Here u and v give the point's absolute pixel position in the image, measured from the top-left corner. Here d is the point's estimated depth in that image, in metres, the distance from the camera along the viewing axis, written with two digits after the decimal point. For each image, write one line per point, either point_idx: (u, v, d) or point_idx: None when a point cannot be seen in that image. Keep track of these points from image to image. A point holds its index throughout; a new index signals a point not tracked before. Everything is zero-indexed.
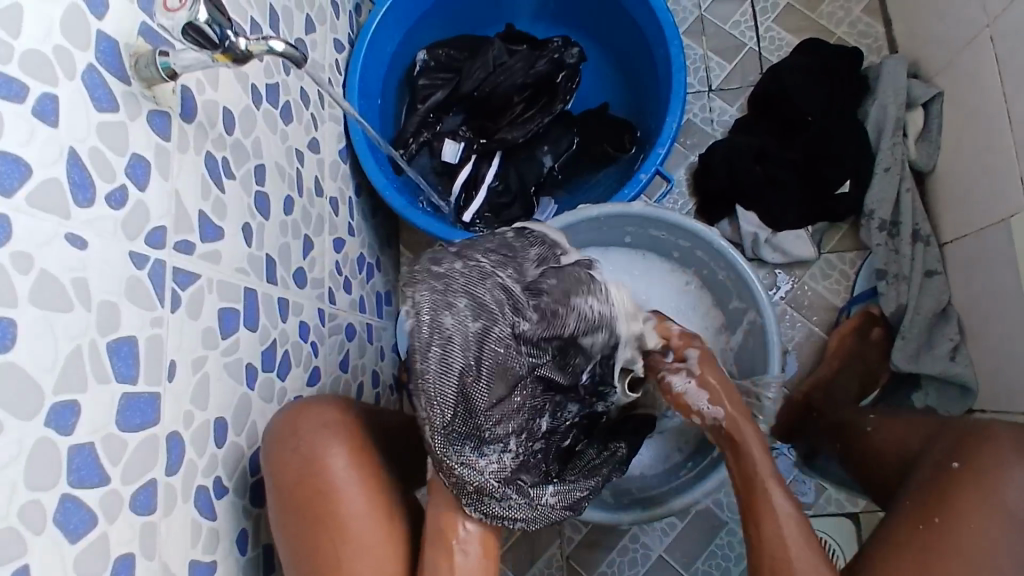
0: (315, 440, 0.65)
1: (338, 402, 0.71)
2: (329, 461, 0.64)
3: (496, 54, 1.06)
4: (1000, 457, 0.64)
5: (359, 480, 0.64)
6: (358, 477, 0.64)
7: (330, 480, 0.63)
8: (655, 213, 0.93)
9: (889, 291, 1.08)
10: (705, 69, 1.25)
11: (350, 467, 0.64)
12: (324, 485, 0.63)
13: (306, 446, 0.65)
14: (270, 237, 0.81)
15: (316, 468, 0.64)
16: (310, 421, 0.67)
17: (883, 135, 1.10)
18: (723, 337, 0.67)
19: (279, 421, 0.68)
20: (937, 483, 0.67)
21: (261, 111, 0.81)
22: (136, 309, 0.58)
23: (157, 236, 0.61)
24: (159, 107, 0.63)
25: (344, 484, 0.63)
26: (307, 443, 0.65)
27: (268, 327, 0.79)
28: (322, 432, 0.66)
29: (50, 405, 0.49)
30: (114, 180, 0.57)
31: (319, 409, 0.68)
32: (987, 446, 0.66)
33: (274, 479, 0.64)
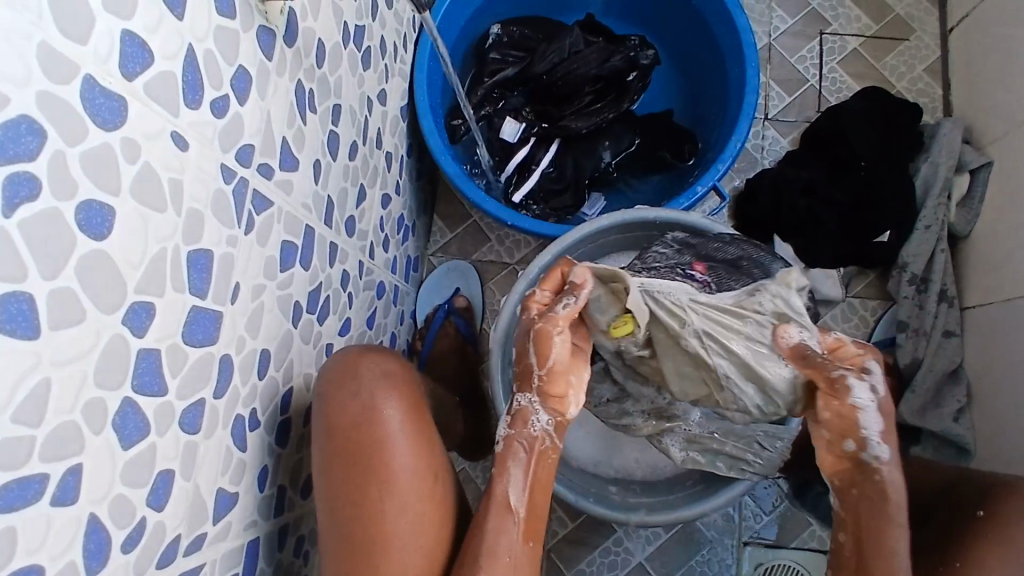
0: (375, 390, 0.65)
1: (392, 353, 0.73)
2: (387, 413, 0.65)
3: (572, 41, 1.04)
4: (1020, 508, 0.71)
5: (410, 435, 0.65)
6: (410, 433, 0.65)
7: (384, 429, 0.64)
8: (709, 226, 0.93)
9: (908, 344, 1.11)
10: (764, 97, 1.26)
11: (404, 423, 0.65)
12: (378, 435, 0.63)
13: (366, 394, 0.65)
14: (333, 179, 0.80)
15: (372, 415, 0.64)
16: (371, 370, 0.67)
17: (929, 194, 1.12)
18: (872, 369, 0.68)
19: (333, 363, 0.68)
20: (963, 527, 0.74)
21: (347, 50, 0.80)
22: (216, 224, 0.56)
23: (245, 154, 0.59)
24: (268, 24, 0.61)
25: (397, 437, 0.64)
26: (368, 392, 0.65)
27: (318, 269, 0.77)
28: (381, 380, 0.67)
29: (129, 303, 0.47)
30: (220, 88, 0.55)
31: (379, 360, 0.69)
32: (1007, 497, 0.72)
33: (327, 418, 0.64)
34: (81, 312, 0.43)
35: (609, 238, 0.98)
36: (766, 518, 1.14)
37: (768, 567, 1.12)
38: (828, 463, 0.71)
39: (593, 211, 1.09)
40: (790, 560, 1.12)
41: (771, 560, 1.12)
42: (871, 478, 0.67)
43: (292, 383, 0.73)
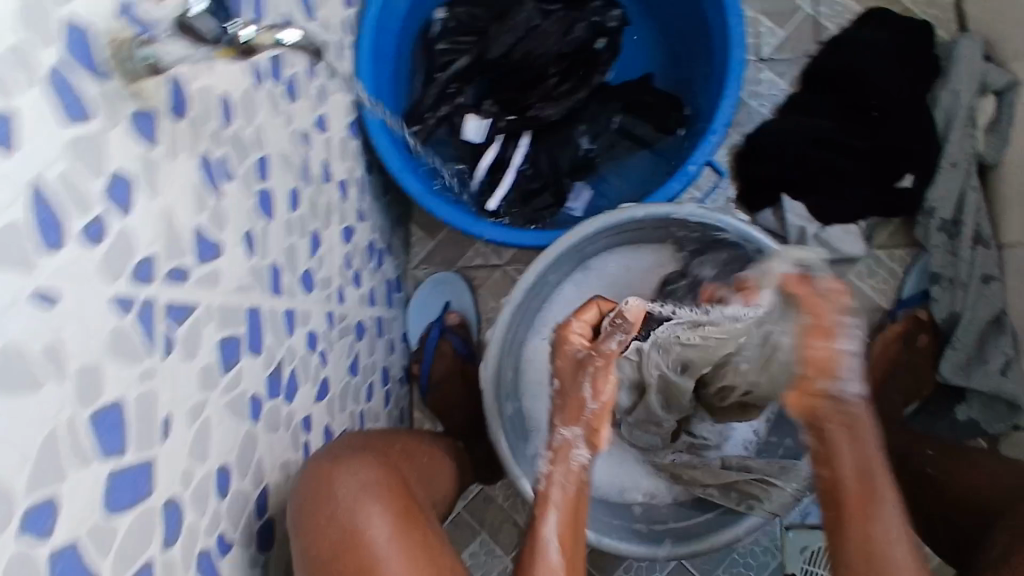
0: (352, 508, 0.59)
1: (372, 457, 0.67)
2: (371, 531, 0.58)
3: (528, 16, 0.92)
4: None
5: (402, 551, 0.58)
6: (399, 543, 0.59)
7: (372, 551, 0.57)
8: (707, 215, 0.81)
9: (943, 297, 1.02)
10: (755, 34, 1.11)
11: (392, 534, 0.59)
12: (364, 559, 0.57)
13: (344, 513, 0.59)
14: (275, 242, 0.70)
15: (356, 539, 0.58)
16: (347, 483, 0.61)
17: (953, 125, 1.00)
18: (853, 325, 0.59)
19: (303, 486, 0.61)
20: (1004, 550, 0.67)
21: (263, 92, 0.69)
22: (122, 365, 0.48)
23: (145, 270, 0.51)
24: (145, 107, 0.51)
25: (387, 558, 0.57)
26: (345, 511, 0.59)
27: (273, 348, 0.69)
28: (360, 494, 0.60)
29: (21, 512, 0.39)
30: (90, 212, 0.46)
31: (354, 469, 0.62)
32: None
33: (307, 551, 0.58)
34: None
35: (595, 245, 0.87)
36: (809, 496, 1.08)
37: (816, 548, 1.05)
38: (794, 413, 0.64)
39: (579, 203, 0.97)
40: None
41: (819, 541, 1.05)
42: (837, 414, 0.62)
43: (267, 482, 0.66)
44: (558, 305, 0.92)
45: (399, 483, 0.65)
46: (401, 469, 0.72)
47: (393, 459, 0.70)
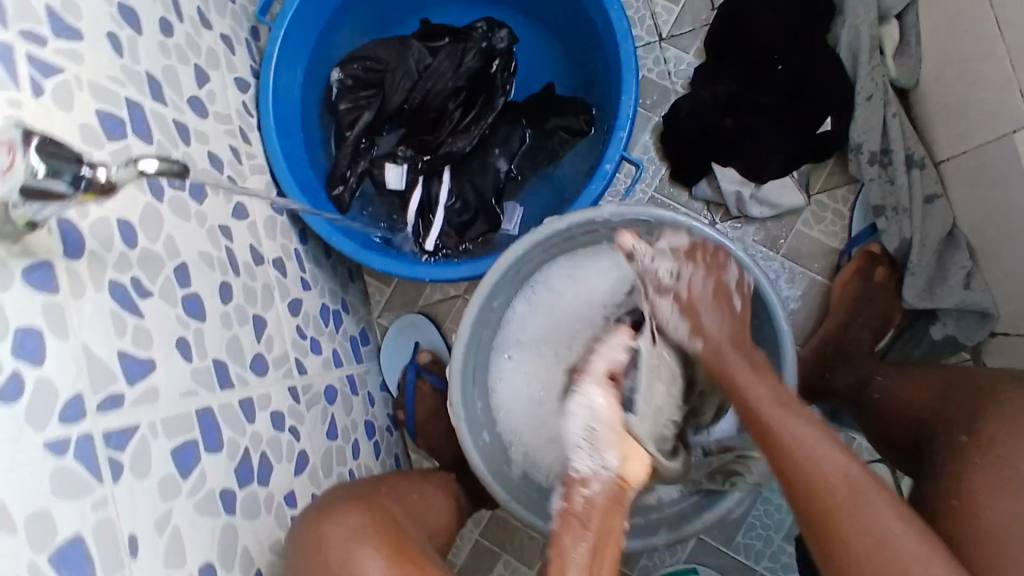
0: (346, 549, 0.66)
1: (356, 502, 0.73)
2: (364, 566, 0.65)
3: (417, 58, 0.95)
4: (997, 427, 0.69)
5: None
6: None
7: None
8: (626, 211, 0.82)
9: (891, 227, 1.01)
10: (652, 16, 1.11)
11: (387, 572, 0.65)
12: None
13: (339, 560, 0.66)
14: (213, 339, 0.73)
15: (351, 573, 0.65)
16: (338, 529, 0.68)
17: (860, 62, 0.99)
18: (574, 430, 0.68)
19: (302, 533, 0.69)
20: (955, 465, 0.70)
21: (166, 203, 0.71)
22: (70, 503, 0.51)
23: (74, 408, 0.53)
24: (38, 259, 0.54)
25: None
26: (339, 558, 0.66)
27: (235, 439, 0.72)
28: (349, 538, 0.67)
29: None
30: (4, 372, 0.48)
31: (342, 518, 0.69)
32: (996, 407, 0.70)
33: None
34: None
35: (531, 260, 0.88)
36: None
37: None
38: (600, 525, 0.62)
39: (513, 223, 0.98)
40: None
41: None
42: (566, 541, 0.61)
43: (258, 565, 0.70)
44: (518, 326, 0.92)
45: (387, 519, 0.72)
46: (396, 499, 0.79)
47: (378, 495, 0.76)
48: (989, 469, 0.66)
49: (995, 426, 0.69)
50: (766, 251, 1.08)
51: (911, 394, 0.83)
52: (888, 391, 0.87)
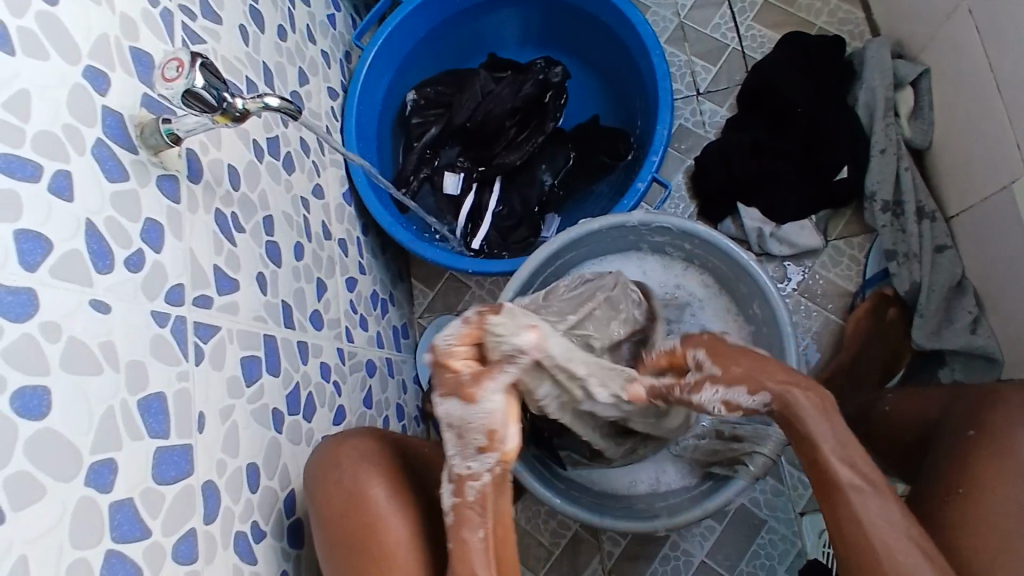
0: (356, 474, 0.68)
1: (371, 435, 0.75)
2: (373, 492, 0.67)
3: (482, 84, 1.08)
4: (1009, 420, 0.70)
5: (400, 507, 0.68)
6: (399, 505, 0.68)
7: (373, 507, 0.67)
8: (653, 219, 0.92)
9: (902, 271, 1.08)
10: (691, 74, 1.25)
11: (391, 496, 0.68)
12: (369, 515, 0.66)
13: (348, 479, 0.68)
14: (284, 284, 0.84)
15: (359, 497, 0.67)
16: (350, 454, 0.70)
17: (875, 117, 1.12)
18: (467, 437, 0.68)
19: (318, 458, 0.71)
20: (959, 455, 0.71)
21: (264, 164, 0.84)
22: (162, 366, 0.60)
23: (176, 294, 0.64)
24: (167, 172, 0.66)
25: (387, 512, 0.67)
26: (352, 479, 0.68)
27: (290, 371, 0.81)
28: (360, 463, 0.70)
29: (88, 465, 0.51)
30: (131, 246, 0.59)
31: (357, 444, 0.72)
32: (999, 410, 0.71)
33: (320, 512, 0.67)
34: (40, 488, 0.46)
35: (565, 260, 0.98)
36: None
37: None
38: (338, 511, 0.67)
39: (551, 232, 1.09)
40: None
41: None
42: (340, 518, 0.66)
43: (292, 485, 0.76)
44: None
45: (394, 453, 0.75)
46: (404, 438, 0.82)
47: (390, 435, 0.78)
48: (1005, 468, 0.67)
49: (996, 418, 0.70)
50: (783, 287, 1.15)
51: (920, 405, 0.84)
52: (895, 404, 0.87)
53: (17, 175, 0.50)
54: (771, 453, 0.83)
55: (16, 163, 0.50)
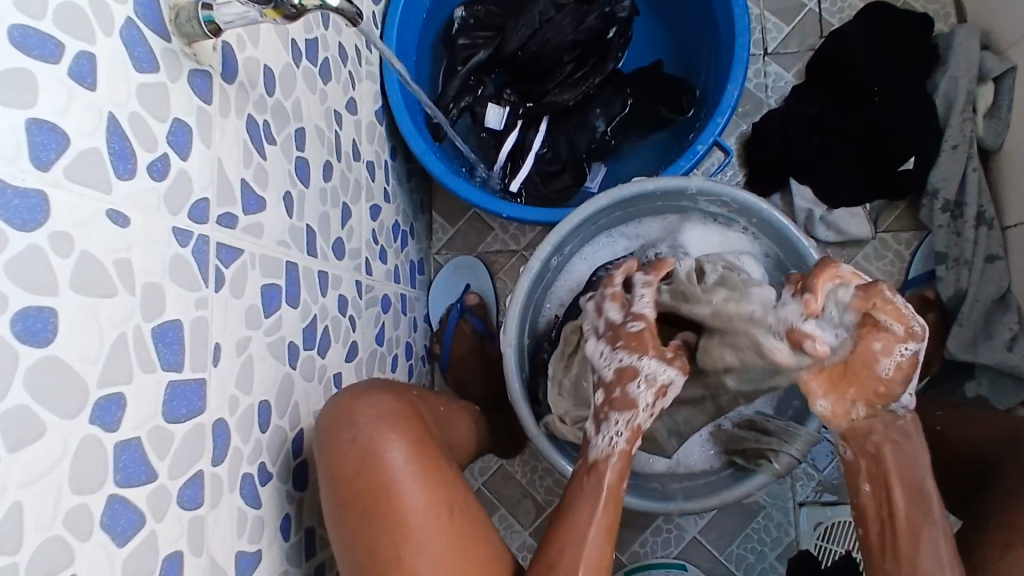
0: (373, 432, 0.64)
1: (389, 390, 0.71)
2: (389, 454, 0.63)
3: (541, 9, 0.97)
4: None
5: (418, 472, 0.63)
6: (416, 470, 0.63)
7: (388, 471, 0.62)
8: (712, 188, 0.85)
9: (949, 276, 1.04)
10: (761, 31, 1.16)
11: (407, 459, 0.63)
12: (381, 479, 0.62)
13: (363, 437, 0.64)
14: (310, 207, 0.76)
15: (374, 458, 0.63)
16: (367, 412, 0.66)
17: (953, 109, 1.04)
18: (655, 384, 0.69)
19: (331, 412, 0.67)
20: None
21: (300, 69, 0.75)
22: (180, 291, 0.53)
23: (200, 210, 0.56)
24: (200, 67, 0.57)
25: (403, 477, 0.62)
26: (366, 439, 0.63)
27: (309, 303, 0.74)
28: (378, 421, 0.65)
29: (94, 400, 0.45)
30: (155, 149, 0.51)
31: (374, 401, 0.67)
32: None
33: (331, 471, 0.63)
34: (41, 425, 0.41)
35: (605, 221, 0.91)
36: (820, 474, 1.11)
37: (829, 525, 1.07)
38: (349, 473, 0.62)
39: (596, 181, 1.03)
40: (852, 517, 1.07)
41: (832, 518, 1.07)
42: (350, 483, 0.62)
43: (301, 426, 0.71)
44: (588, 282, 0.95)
45: (415, 412, 0.70)
46: (425, 396, 0.77)
47: (411, 390, 0.74)
48: None
49: None
50: None
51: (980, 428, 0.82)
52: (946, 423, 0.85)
53: (33, 53, 0.41)
54: (797, 454, 0.80)
55: (33, 38, 0.41)
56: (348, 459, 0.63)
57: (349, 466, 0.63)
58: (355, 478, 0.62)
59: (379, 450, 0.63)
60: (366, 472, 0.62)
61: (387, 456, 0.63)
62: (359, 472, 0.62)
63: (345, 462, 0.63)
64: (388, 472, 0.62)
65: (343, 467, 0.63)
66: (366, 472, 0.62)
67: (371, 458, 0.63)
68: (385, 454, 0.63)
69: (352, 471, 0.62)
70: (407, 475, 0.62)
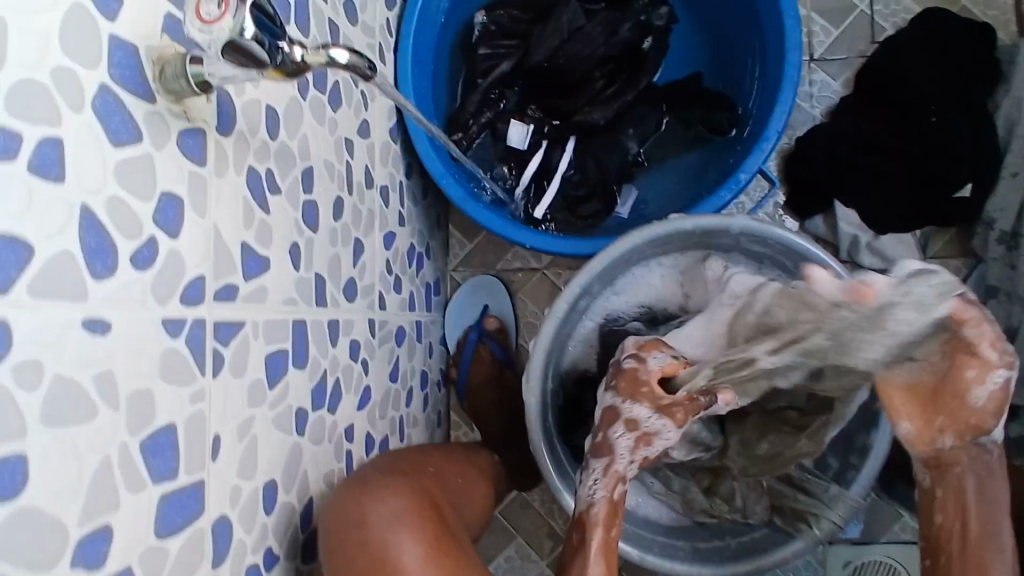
0: (386, 533, 0.61)
1: (399, 483, 0.68)
2: (402, 558, 0.60)
3: (570, 17, 0.87)
4: None
5: None
6: None
7: None
8: (764, 229, 0.78)
9: (1000, 311, 0.97)
10: (807, 34, 1.06)
11: (421, 565, 0.60)
12: None
13: (374, 540, 0.61)
14: (320, 252, 0.70)
15: (386, 563, 0.60)
16: (380, 510, 0.63)
17: (1016, 133, 0.95)
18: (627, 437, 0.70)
19: (336, 506, 0.64)
20: None
21: (308, 101, 0.68)
22: (172, 389, 0.48)
23: (195, 289, 0.50)
24: (191, 125, 0.50)
25: None
26: (377, 541, 0.60)
27: (318, 359, 0.69)
28: (391, 521, 0.62)
29: (75, 541, 0.39)
30: (140, 235, 0.45)
31: (386, 497, 0.64)
32: None
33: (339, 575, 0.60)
34: None
35: (640, 256, 0.84)
36: None
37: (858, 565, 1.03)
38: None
39: (627, 205, 0.94)
40: (883, 557, 1.02)
41: (862, 558, 1.02)
42: None
43: (311, 494, 0.67)
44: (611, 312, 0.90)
45: (428, 505, 0.67)
46: (434, 479, 0.75)
47: (421, 479, 0.72)
48: None
49: None
50: None
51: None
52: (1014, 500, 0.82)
53: None
54: (839, 520, 0.77)
55: None
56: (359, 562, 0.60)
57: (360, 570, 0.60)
58: None
59: (391, 554, 0.60)
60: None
61: (399, 560, 0.60)
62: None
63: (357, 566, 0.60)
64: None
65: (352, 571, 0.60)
66: None
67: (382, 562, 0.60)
68: (398, 558, 0.60)
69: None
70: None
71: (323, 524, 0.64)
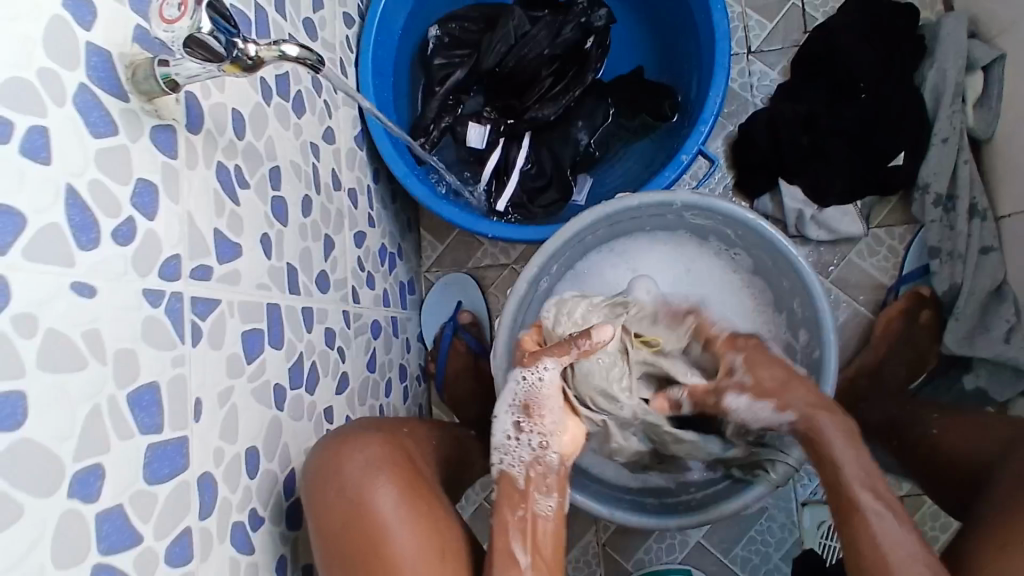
0: (362, 479, 0.65)
1: (380, 438, 0.72)
2: (378, 500, 0.64)
3: (517, 23, 0.96)
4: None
5: (408, 517, 0.65)
6: (406, 517, 0.65)
7: (379, 518, 0.63)
8: (701, 200, 0.84)
9: (942, 270, 1.03)
10: (743, 29, 1.14)
11: (398, 506, 0.65)
12: (371, 526, 0.63)
13: (352, 487, 0.65)
14: (290, 244, 0.76)
15: (362, 505, 0.64)
16: (356, 459, 0.67)
17: (942, 102, 1.02)
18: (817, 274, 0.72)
19: (316, 460, 0.68)
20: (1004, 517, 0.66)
21: (271, 107, 0.74)
22: (155, 353, 0.53)
23: (171, 267, 0.56)
24: (162, 121, 0.56)
25: (394, 524, 0.64)
26: (356, 487, 0.65)
27: (293, 342, 0.74)
28: (367, 468, 0.67)
29: (72, 475, 0.45)
30: (120, 214, 0.51)
31: (364, 447, 0.69)
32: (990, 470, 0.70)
33: (319, 520, 0.65)
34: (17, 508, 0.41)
35: (592, 236, 0.91)
36: None
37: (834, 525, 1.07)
38: (339, 525, 0.64)
39: (581, 194, 1.02)
40: None
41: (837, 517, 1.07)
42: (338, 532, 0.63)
43: (292, 466, 0.71)
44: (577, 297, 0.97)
45: (404, 457, 0.72)
46: (414, 436, 0.80)
47: (399, 435, 0.76)
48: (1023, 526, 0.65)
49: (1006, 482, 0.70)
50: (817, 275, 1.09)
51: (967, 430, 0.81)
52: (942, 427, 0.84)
53: None
54: (795, 463, 0.81)
55: None
56: (337, 509, 0.64)
57: (338, 515, 0.64)
58: (342, 526, 0.63)
59: (368, 498, 0.64)
60: (354, 521, 0.64)
61: (377, 503, 0.64)
62: (346, 521, 0.64)
63: (336, 511, 0.64)
64: (379, 519, 0.64)
65: (332, 518, 0.64)
66: (354, 521, 0.63)
67: (360, 506, 0.64)
68: (374, 502, 0.64)
69: (341, 520, 0.64)
70: (399, 520, 0.64)
71: (304, 478, 0.68)
